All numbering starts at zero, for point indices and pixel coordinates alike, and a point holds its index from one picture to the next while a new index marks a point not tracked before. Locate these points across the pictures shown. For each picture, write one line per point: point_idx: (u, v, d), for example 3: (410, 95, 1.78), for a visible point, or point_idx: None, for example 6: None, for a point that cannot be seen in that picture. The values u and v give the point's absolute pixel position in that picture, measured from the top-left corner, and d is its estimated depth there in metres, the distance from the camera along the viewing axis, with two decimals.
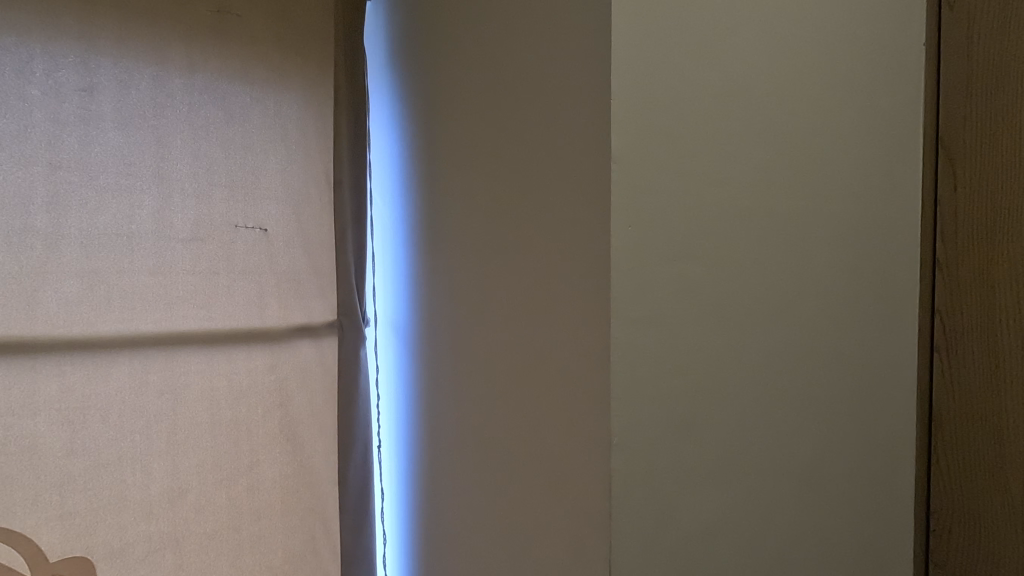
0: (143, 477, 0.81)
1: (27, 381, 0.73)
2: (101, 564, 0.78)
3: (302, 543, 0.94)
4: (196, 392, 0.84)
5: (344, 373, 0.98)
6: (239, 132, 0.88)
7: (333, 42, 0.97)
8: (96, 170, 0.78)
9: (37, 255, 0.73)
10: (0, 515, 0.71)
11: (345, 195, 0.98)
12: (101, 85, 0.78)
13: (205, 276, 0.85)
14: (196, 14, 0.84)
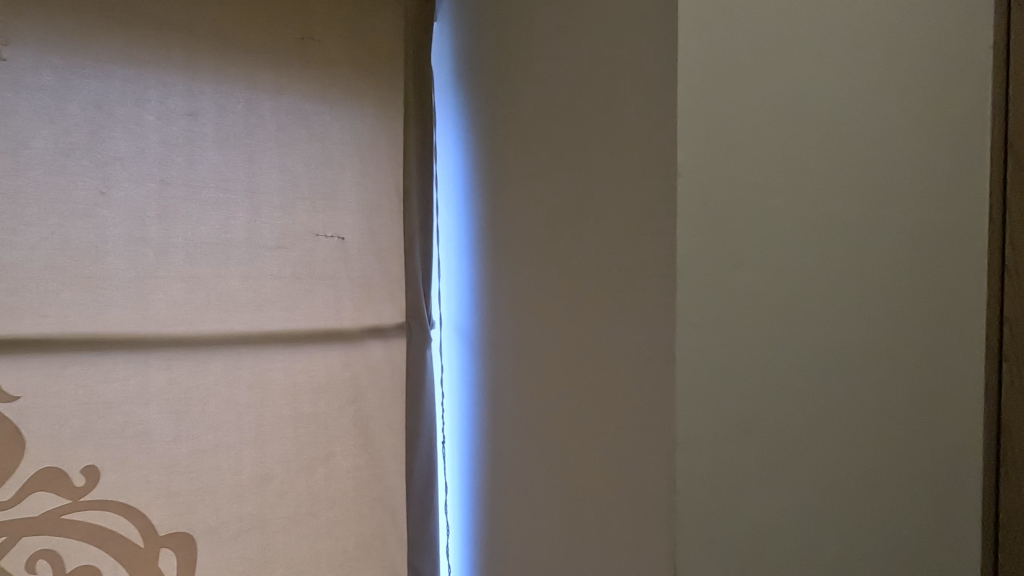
0: (235, 464, 0.89)
1: (140, 374, 0.82)
2: (200, 540, 0.86)
3: (373, 530, 1.00)
4: (281, 388, 0.92)
5: (411, 372, 1.04)
6: (319, 148, 0.96)
7: (403, 61, 1.04)
8: (198, 185, 0.87)
9: (150, 262, 0.83)
10: (119, 491, 0.81)
11: (413, 206, 1.05)
12: (203, 109, 0.87)
13: (290, 280, 0.93)
14: (283, 43, 0.93)
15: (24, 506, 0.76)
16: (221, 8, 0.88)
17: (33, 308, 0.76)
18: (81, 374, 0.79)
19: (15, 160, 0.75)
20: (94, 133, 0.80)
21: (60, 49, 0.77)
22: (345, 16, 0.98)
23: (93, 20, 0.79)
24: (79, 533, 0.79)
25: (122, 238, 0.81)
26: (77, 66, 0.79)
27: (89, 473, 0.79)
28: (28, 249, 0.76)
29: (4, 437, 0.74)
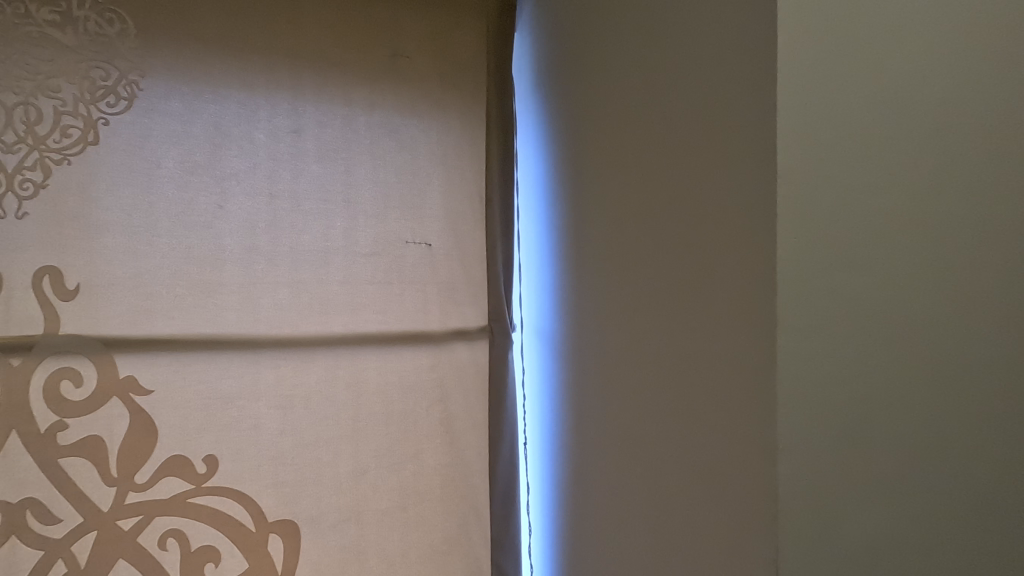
0: (334, 457, 0.95)
1: (253, 371, 0.90)
2: (303, 527, 0.93)
3: (458, 526, 1.03)
4: (375, 387, 0.97)
5: (494, 374, 1.06)
6: (408, 159, 1.01)
7: (486, 72, 1.07)
8: (302, 197, 0.93)
9: (261, 268, 0.90)
10: (235, 478, 0.89)
11: (495, 212, 1.07)
12: (306, 126, 0.94)
13: (382, 285, 0.98)
14: (376, 61, 0.98)
15: (157, 488, 0.84)
16: (322, 32, 0.95)
17: (164, 310, 0.85)
18: (204, 370, 0.87)
19: (149, 179, 0.85)
20: (214, 152, 0.88)
21: (187, 79, 0.87)
22: (432, 32, 1.03)
23: (214, 50, 0.88)
24: (201, 515, 0.87)
25: (237, 247, 0.89)
26: (200, 92, 0.87)
27: (210, 461, 0.87)
28: (160, 257, 0.85)
29: (142, 424, 0.84)
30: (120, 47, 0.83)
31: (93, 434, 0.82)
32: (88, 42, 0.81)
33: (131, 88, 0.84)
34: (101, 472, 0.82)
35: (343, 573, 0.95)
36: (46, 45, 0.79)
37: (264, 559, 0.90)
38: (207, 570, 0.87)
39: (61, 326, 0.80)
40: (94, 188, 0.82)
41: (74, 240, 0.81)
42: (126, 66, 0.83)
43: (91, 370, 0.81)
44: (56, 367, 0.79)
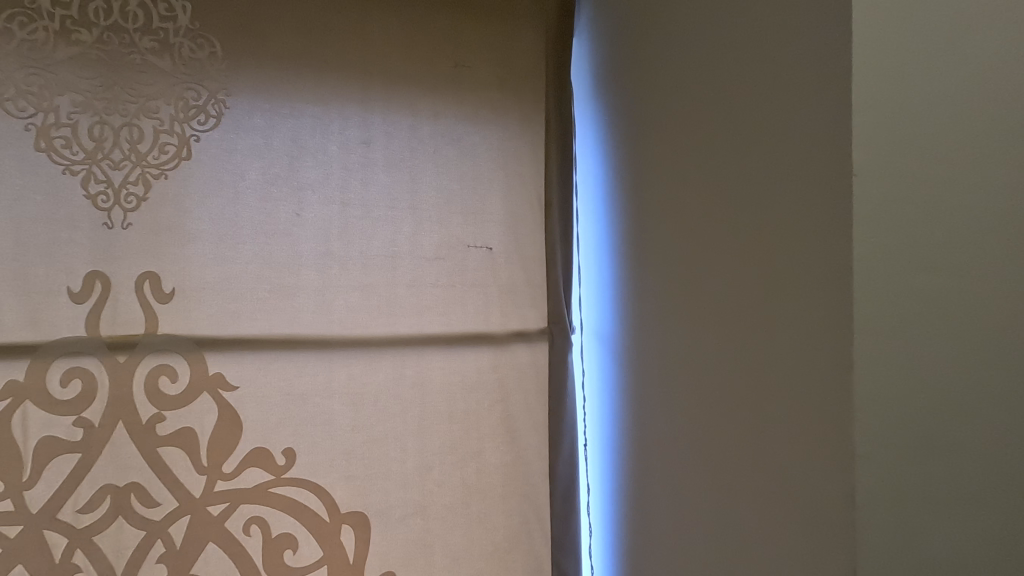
0: (401, 453, 0.99)
1: (327, 370, 0.95)
2: (373, 519, 0.97)
3: (519, 524, 1.05)
4: (439, 386, 1.01)
5: (554, 375, 1.08)
6: (470, 165, 1.04)
7: (545, 79, 1.09)
8: (371, 205, 0.98)
9: (334, 272, 0.96)
10: (311, 471, 0.94)
11: (554, 216, 1.09)
12: (374, 137, 0.98)
13: (446, 288, 1.02)
14: (440, 72, 1.02)
15: (242, 478, 0.91)
16: (390, 46, 0.99)
17: (248, 312, 0.91)
18: (283, 368, 0.93)
19: (235, 190, 0.91)
20: (292, 164, 0.94)
21: (268, 97, 0.93)
22: (493, 41, 1.05)
23: (291, 69, 0.94)
24: (281, 505, 0.92)
25: (312, 253, 0.95)
26: (279, 108, 0.93)
27: (288, 454, 0.93)
28: (244, 263, 0.91)
29: (228, 418, 0.90)
30: (209, 69, 0.90)
31: (186, 426, 0.89)
32: (181, 66, 0.89)
33: (219, 106, 0.91)
34: (193, 462, 0.89)
35: (410, 564, 0.99)
36: (147, 70, 0.87)
37: (337, 548, 0.95)
38: (286, 556, 0.93)
39: (159, 326, 0.87)
40: (187, 200, 0.89)
41: (170, 248, 0.88)
42: (215, 86, 0.90)
43: (185, 367, 0.88)
44: (155, 364, 0.87)
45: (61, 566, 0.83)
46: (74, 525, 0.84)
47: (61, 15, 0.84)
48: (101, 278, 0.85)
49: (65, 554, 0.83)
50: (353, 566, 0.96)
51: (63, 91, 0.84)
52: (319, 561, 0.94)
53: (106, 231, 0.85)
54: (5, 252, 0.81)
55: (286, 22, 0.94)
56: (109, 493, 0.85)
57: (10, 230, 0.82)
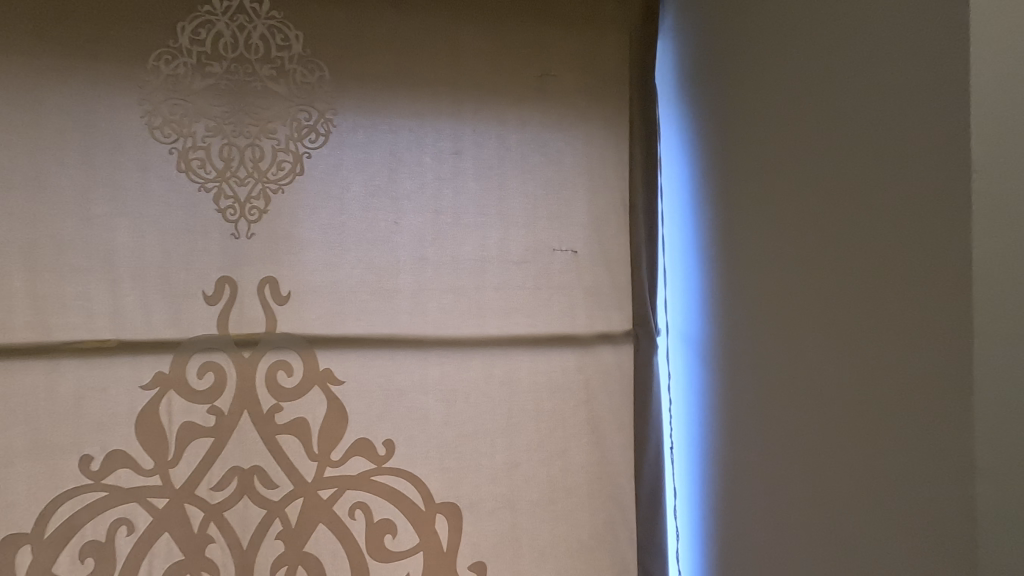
0: (491, 449, 1.03)
1: (422, 368, 1.01)
2: (465, 510, 1.02)
3: (605, 523, 1.07)
4: (526, 385, 1.04)
5: (640, 378, 1.08)
6: (555, 171, 1.06)
7: (629, 82, 1.09)
8: (462, 212, 1.03)
9: (429, 276, 1.02)
10: (409, 462, 1.01)
11: (639, 218, 1.09)
12: (465, 148, 1.04)
13: (532, 290, 1.05)
14: (526, 82, 1.05)
15: (347, 466, 0.99)
16: (479, 60, 1.04)
17: (352, 313, 0.99)
18: (383, 365, 1.00)
19: (340, 201, 1.00)
20: (390, 175, 1.01)
21: (370, 114, 1.00)
22: (578, 49, 1.07)
23: (390, 87, 1.01)
24: (381, 492, 1.00)
25: (409, 258, 1.01)
26: (379, 124, 1.01)
27: (388, 445, 1.00)
28: (349, 268, 0.99)
29: (336, 410, 0.99)
30: (318, 92, 0.99)
31: (300, 416, 0.98)
32: (296, 90, 0.98)
33: (327, 125, 0.99)
34: (306, 449, 0.98)
35: (499, 556, 1.03)
36: (267, 96, 0.97)
37: (432, 536, 1.01)
38: (387, 540, 1.00)
39: (277, 325, 0.97)
40: (300, 211, 0.98)
41: (286, 255, 0.98)
42: (325, 107, 0.99)
43: (299, 362, 0.98)
44: (274, 359, 0.97)
45: (198, 536, 0.94)
46: (209, 500, 0.95)
47: (197, 51, 0.95)
48: (230, 283, 0.96)
49: (202, 526, 0.95)
50: (446, 554, 1.01)
51: (199, 118, 0.95)
52: (415, 547, 1.01)
53: (234, 240, 0.96)
54: (154, 261, 0.94)
55: (385, 44, 1.01)
56: (237, 474, 0.96)
57: (158, 241, 0.94)
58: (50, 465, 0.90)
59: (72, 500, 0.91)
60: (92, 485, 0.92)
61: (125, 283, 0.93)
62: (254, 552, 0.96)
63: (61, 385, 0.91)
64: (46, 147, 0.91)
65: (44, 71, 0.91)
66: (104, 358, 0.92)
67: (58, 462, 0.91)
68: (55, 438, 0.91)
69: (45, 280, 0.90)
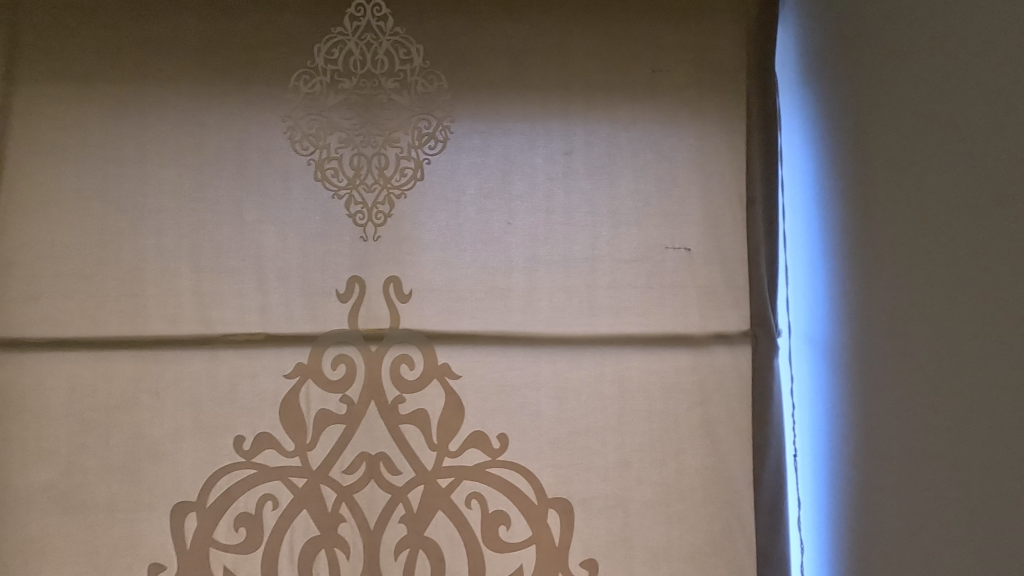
0: (602, 447, 1.03)
1: (534, 365, 1.04)
2: (576, 507, 1.03)
3: (721, 530, 1.03)
4: (638, 385, 1.04)
5: (758, 380, 1.04)
6: (667, 167, 1.05)
7: (746, 72, 1.05)
8: (574, 212, 1.04)
9: (541, 275, 1.04)
10: (522, 456, 1.03)
11: (758, 214, 1.05)
12: (576, 148, 1.05)
13: (644, 289, 1.04)
14: (637, 80, 1.05)
15: (464, 457, 1.03)
16: (590, 61, 1.05)
17: (468, 311, 1.04)
18: (498, 361, 1.04)
19: (457, 205, 1.04)
20: (504, 178, 1.04)
21: (485, 120, 1.05)
22: (692, 43, 1.05)
23: (503, 92, 1.05)
24: (496, 484, 1.03)
25: (522, 257, 1.04)
26: (494, 129, 1.05)
27: (502, 439, 1.03)
28: (465, 268, 1.04)
29: (453, 403, 1.03)
30: (437, 101, 1.04)
31: (421, 407, 1.03)
32: (418, 101, 1.04)
33: (445, 132, 1.04)
34: (426, 439, 1.03)
35: (612, 555, 1.03)
36: (392, 107, 1.04)
37: (544, 529, 1.03)
38: (501, 531, 1.03)
39: (400, 321, 1.03)
40: (421, 214, 1.04)
41: (409, 256, 1.04)
42: (443, 115, 1.04)
43: (420, 356, 1.03)
44: (398, 353, 1.03)
45: (332, 515, 1.03)
46: (341, 482, 1.03)
47: (331, 70, 1.04)
48: (359, 282, 1.03)
49: (335, 505, 1.03)
50: (559, 549, 1.03)
51: (333, 131, 1.04)
52: (529, 540, 1.03)
53: (362, 243, 1.04)
54: (295, 262, 1.03)
55: (499, 51, 1.05)
56: (365, 459, 1.03)
57: (298, 244, 1.03)
58: (211, 442, 1.03)
59: (228, 475, 1.03)
60: (245, 462, 1.03)
61: (271, 282, 1.03)
62: (380, 533, 1.03)
63: (220, 372, 1.03)
64: (207, 162, 1.03)
65: (206, 95, 1.03)
66: (254, 349, 1.03)
67: (217, 441, 1.03)
68: (215, 419, 1.02)
69: (207, 279, 1.03)
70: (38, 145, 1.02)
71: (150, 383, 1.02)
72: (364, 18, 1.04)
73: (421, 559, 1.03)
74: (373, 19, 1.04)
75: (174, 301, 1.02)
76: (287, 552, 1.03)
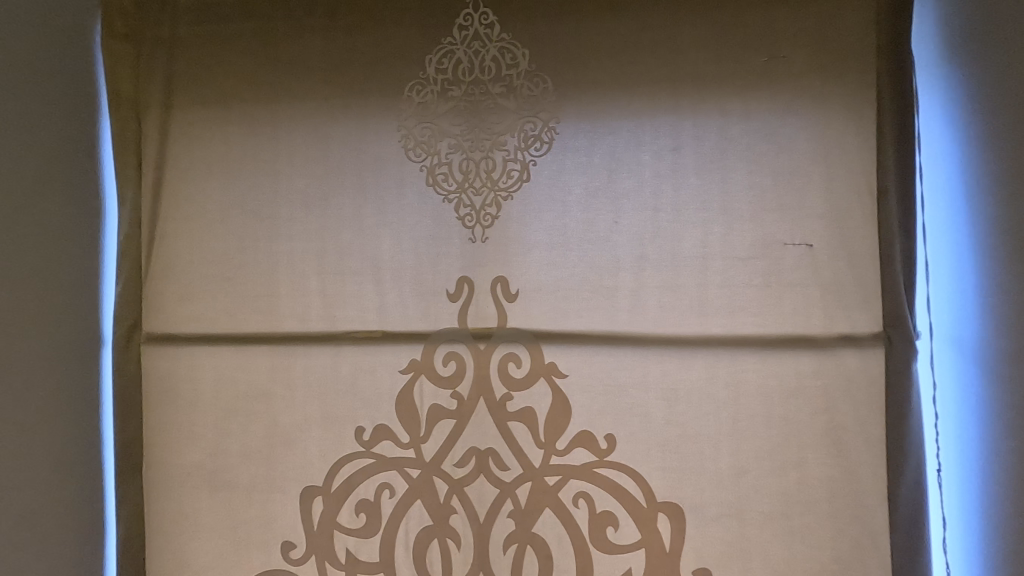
0: (715, 452, 1.00)
1: (642, 366, 1.02)
2: (687, 513, 1.00)
3: (850, 548, 0.96)
4: (755, 389, 0.99)
5: (892, 386, 0.95)
6: (786, 159, 0.99)
7: (875, 54, 0.97)
8: (683, 209, 1.02)
9: (649, 274, 1.02)
10: (630, 458, 1.02)
11: (891, 206, 0.96)
12: (685, 143, 1.02)
13: (760, 288, 0.99)
14: (751, 69, 1.00)
15: (571, 456, 1.04)
16: (700, 52, 1.02)
17: (574, 310, 1.04)
18: (605, 361, 1.03)
19: (563, 205, 1.05)
20: (610, 177, 1.04)
21: (590, 119, 1.04)
22: (812, 26, 0.99)
23: (609, 90, 1.04)
24: (604, 484, 1.03)
25: (629, 257, 1.03)
26: (599, 128, 1.04)
27: (609, 439, 1.03)
28: (571, 268, 1.04)
29: (559, 402, 1.04)
30: (543, 103, 1.05)
31: (528, 405, 1.05)
32: (524, 104, 1.06)
33: (550, 133, 1.05)
34: (533, 437, 1.05)
35: (727, 564, 0.99)
36: (499, 111, 1.06)
37: (655, 534, 1.01)
38: (609, 532, 1.02)
39: (507, 321, 1.06)
40: (527, 215, 1.06)
41: (515, 256, 1.06)
42: (548, 117, 1.05)
43: (527, 355, 1.05)
44: (505, 352, 1.05)
45: (443, 506, 1.07)
46: (452, 475, 1.07)
47: (441, 79, 1.08)
48: (469, 282, 1.07)
49: (447, 497, 1.07)
50: (670, 555, 1.00)
51: (443, 137, 1.08)
52: (638, 543, 1.02)
53: (471, 244, 1.07)
54: (409, 263, 1.09)
55: (604, 49, 1.04)
56: (475, 454, 1.06)
57: (412, 247, 1.09)
58: (335, 431, 1.10)
59: (351, 463, 1.10)
60: (365, 452, 1.09)
61: (387, 283, 1.09)
62: (489, 526, 1.05)
63: (342, 367, 1.10)
64: (330, 172, 1.11)
65: (329, 110, 1.11)
66: (373, 346, 1.09)
67: (341, 431, 1.10)
68: (338, 410, 1.10)
69: (331, 281, 1.11)
70: (189, 163, 1.15)
71: (283, 376, 1.12)
72: (471, 26, 1.07)
73: (529, 554, 1.05)
74: (480, 27, 1.07)
75: (303, 301, 1.11)
76: (402, 539, 1.09)
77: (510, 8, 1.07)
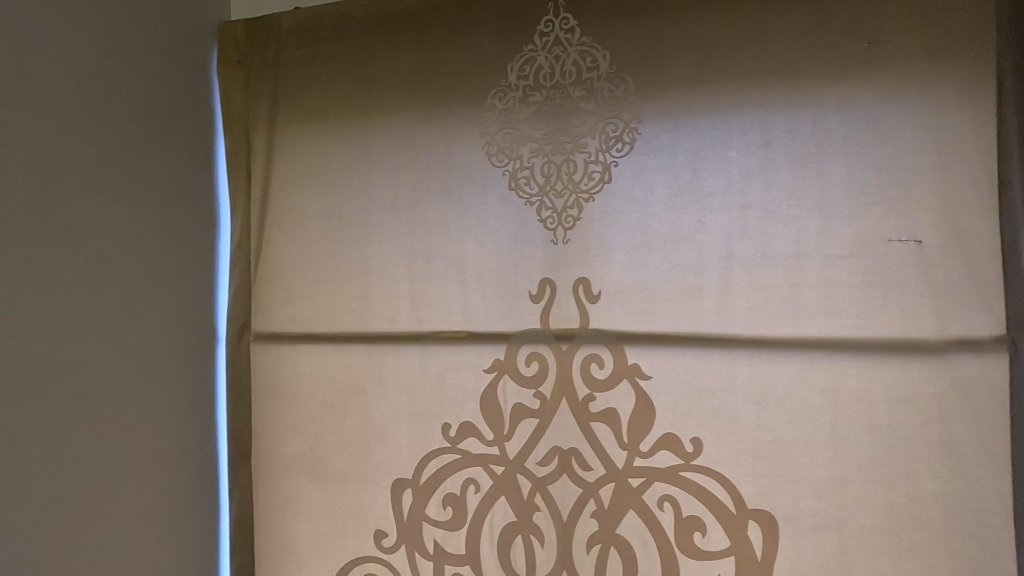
0: (811, 460, 0.95)
1: (730, 368, 0.99)
2: (781, 522, 0.96)
3: (969, 569, 0.89)
4: (856, 394, 0.93)
5: (1018, 395, 0.87)
6: (889, 150, 0.93)
7: (995, 32, 0.89)
8: (774, 206, 0.98)
9: (738, 274, 0.99)
10: (718, 463, 0.99)
11: (1015, 197, 0.88)
12: (775, 137, 0.98)
13: (861, 288, 0.94)
14: (849, 57, 0.95)
15: (655, 458, 1.02)
16: (792, 43, 0.98)
17: (658, 311, 1.03)
18: (690, 363, 1.01)
19: (646, 205, 1.04)
20: (694, 175, 1.02)
21: (673, 117, 1.03)
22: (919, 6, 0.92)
23: (693, 86, 1.02)
24: (690, 488, 1.01)
25: (715, 256, 1.00)
26: (683, 125, 1.03)
27: (695, 443, 1.01)
28: (654, 268, 1.03)
29: (643, 404, 1.03)
30: (624, 103, 1.05)
31: (611, 406, 1.05)
32: (604, 106, 1.06)
33: (632, 133, 1.05)
34: (616, 438, 1.04)
35: None
36: (580, 114, 1.07)
37: (745, 542, 0.98)
38: (696, 538, 1.00)
39: (589, 321, 1.06)
40: (609, 216, 1.06)
41: (597, 258, 1.06)
42: (630, 116, 1.05)
43: (610, 356, 1.05)
44: (587, 353, 1.06)
45: (527, 503, 1.09)
46: (535, 473, 1.09)
47: (523, 85, 1.11)
48: (550, 284, 1.09)
49: (530, 494, 1.09)
50: (761, 564, 0.97)
51: (524, 142, 1.10)
52: (726, 551, 0.99)
53: (553, 246, 1.09)
54: (492, 266, 1.12)
55: (689, 46, 1.03)
56: (557, 453, 1.07)
57: (496, 250, 1.12)
58: (424, 427, 1.16)
59: (438, 457, 1.15)
60: (451, 447, 1.14)
61: (472, 285, 1.13)
62: (572, 525, 1.06)
63: (430, 365, 1.15)
64: (418, 179, 1.17)
65: (417, 120, 1.17)
66: (459, 345, 1.14)
67: (429, 427, 1.15)
68: (426, 406, 1.15)
69: (419, 283, 1.16)
70: (291, 176, 1.25)
71: (375, 373, 1.19)
72: (553, 32, 1.09)
73: (613, 555, 1.05)
74: (561, 32, 1.09)
75: (393, 302, 1.18)
76: (487, 533, 1.12)
77: (591, 11, 1.07)
